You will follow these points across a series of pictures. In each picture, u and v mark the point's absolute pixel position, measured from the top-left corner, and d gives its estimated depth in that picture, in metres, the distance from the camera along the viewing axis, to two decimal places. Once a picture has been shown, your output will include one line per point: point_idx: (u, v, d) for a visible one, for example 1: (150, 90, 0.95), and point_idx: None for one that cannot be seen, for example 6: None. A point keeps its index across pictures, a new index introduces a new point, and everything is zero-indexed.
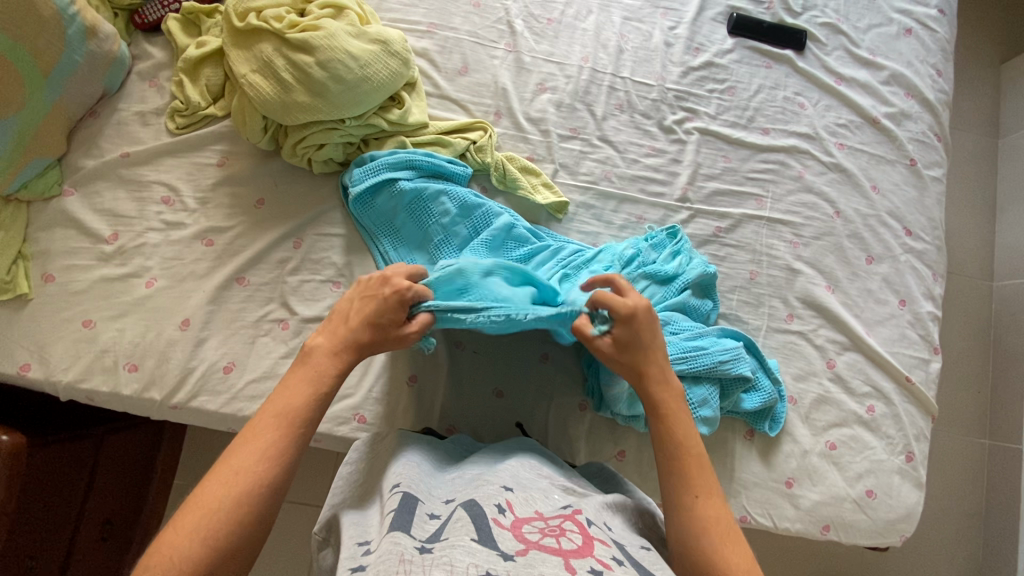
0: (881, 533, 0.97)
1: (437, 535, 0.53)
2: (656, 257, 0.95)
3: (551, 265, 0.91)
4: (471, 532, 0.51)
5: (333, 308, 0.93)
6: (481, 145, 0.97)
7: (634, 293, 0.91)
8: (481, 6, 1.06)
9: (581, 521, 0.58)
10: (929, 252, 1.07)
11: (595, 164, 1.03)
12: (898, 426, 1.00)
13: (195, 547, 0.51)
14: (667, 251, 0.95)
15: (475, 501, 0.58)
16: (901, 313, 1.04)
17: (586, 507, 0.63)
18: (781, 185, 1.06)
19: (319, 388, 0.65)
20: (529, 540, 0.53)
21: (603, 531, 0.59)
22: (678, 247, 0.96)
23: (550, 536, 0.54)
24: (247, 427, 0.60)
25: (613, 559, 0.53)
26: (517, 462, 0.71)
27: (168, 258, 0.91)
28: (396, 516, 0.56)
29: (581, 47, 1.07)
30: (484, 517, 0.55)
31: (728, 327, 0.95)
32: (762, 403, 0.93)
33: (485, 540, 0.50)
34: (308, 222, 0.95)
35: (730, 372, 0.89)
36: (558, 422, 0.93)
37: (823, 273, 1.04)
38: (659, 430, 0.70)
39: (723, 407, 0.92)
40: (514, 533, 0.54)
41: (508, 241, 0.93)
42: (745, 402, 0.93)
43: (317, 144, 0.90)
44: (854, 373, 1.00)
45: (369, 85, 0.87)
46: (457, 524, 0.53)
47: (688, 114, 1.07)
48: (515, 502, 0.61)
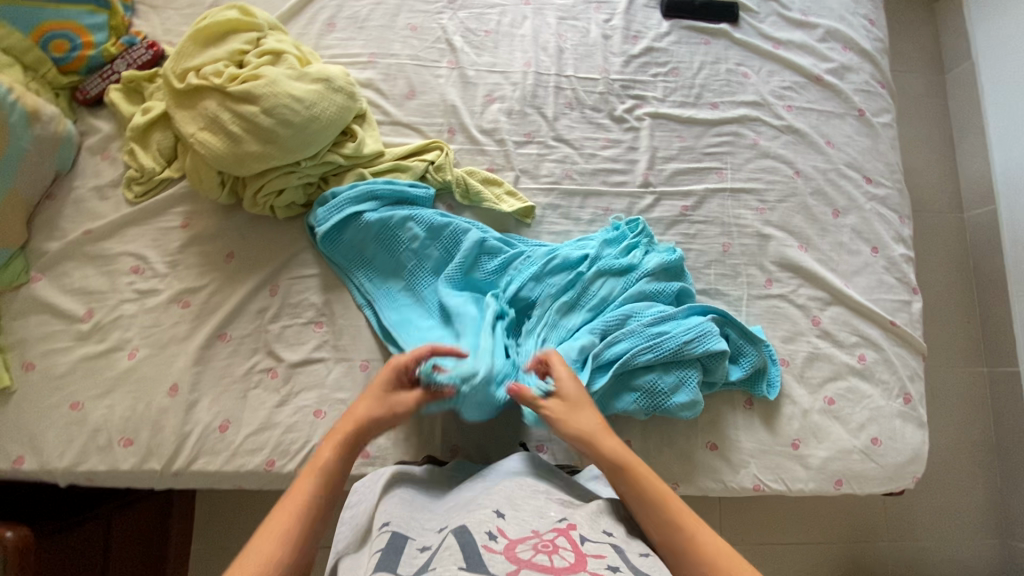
0: (893, 478, 0.98)
1: (425, 567, 0.53)
2: (613, 250, 0.95)
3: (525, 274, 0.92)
4: (459, 561, 0.52)
5: (319, 349, 0.93)
6: (440, 164, 0.98)
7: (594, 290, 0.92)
8: (417, 28, 1.07)
9: (574, 537, 0.59)
10: (892, 196, 1.09)
11: (554, 164, 1.04)
12: (891, 370, 1.01)
13: None
14: (625, 244, 0.96)
15: (466, 528, 0.58)
16: (875, 260, 1.05)
17: (580, 521, 0.63)
18: (739, 155, 1.08)
19: (330, 480, 0.67)
20: (520, 559, 0.53)
21: (598, 544, 0.59)
22: (637, 240, 0.96)
23: (543, 553, 0.55)
24: (276, 503, 0.64)
25: (606, 570, 0.54)
26: (514, 481, 0.71)
27: (147, 326, 0.91)
28: (385, 556, 0.56)
29: (522, 52, 1.08)
30: (474, 543, 0.55)
31: (695, 305, 0.94)
32: (748, 369, 0.95)
33: (473, 568, 0.51)
34: (281, 268, 0.95)
35: (697, 354, 0.88)
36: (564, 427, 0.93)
37: (793, 234, 1.05)
38: (632, 493, 0.69)
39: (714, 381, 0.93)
40: (508, 553, 0.54)
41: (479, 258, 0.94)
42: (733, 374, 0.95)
43: (277, 189, 0.91)
44: (840, 326, 1.02)
45: (319, 124, 0.88)
46: (446, 552, 0.53)
47: (637, 101, 1.09)
48: (509, 525, 0.60)
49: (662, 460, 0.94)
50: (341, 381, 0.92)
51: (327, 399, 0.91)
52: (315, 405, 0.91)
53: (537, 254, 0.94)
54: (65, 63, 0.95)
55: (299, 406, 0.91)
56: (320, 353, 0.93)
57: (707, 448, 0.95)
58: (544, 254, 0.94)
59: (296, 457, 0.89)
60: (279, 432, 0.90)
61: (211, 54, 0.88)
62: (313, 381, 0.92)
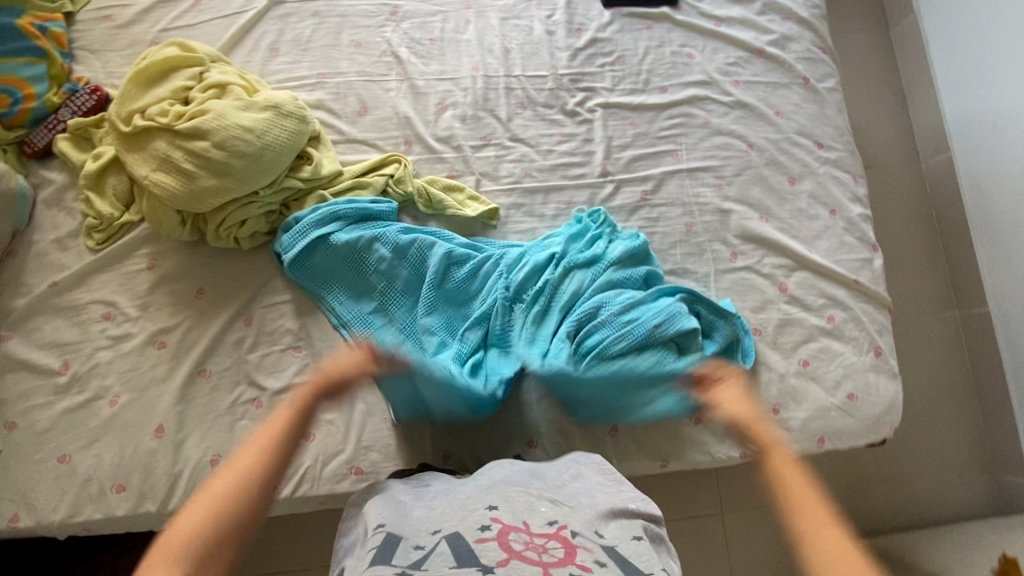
0: (872, 430, 1.01)
1: (418, 562, 0.56)
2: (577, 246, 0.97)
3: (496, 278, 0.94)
4: (450, 561, 0.55)
5: (301, 373, 0.94)
6: (400, 177, 0.99)
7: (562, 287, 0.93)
8: (362, 44, 1.08)
9: (565, 534, 0.61)
10: (843, 158, 1.12)
11: (513, 164, 1.05)
12: (860, 327, 1.04)
13: None
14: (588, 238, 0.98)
15: (459, 532, 0.60)
16: (834, 222, 1.08)
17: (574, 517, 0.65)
18: (693, 135, 1.10)
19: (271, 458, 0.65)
20: (512, 549, 0.57)
21: (590, 537, 0.62)
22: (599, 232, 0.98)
23: (533, 549, 0.58)
24: (202, 487, 0.61)
25: (596, 561, 0.57)
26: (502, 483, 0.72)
27: (125, 372, 0.91)
28: (380, 552, 0.57)
29: (469, 57, 1.09)
30: (466, 544, 0.58)
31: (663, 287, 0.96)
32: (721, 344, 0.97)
33: (466, 563, 0.55)
34: (254, 297, 0.95)
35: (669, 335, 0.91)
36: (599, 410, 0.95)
37: (752, 206, 1.08)
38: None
39: None
40: (501, 542, 0.58)
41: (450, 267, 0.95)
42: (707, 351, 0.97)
43: (239, 221, 0.91)
44: (807, 290, 1.04)
45: (272, 151, 0.88)
46: (439, 556, 0.56)
47: (587, 93, 1.10)
48: (501, 518, 0.62)
49: (648, 440, 0.97)
50: (326, 403, 0.93)
51: (314, 421, 0.92)
52: None
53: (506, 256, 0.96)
54: (9, 118, 0.95)
55: None
56: (303, 377, 0.94)
57: (692, 423, 0.98)
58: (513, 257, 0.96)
59: (290, 482, 0.90)
60: None
61: (156, 94, 0.88)
62: None
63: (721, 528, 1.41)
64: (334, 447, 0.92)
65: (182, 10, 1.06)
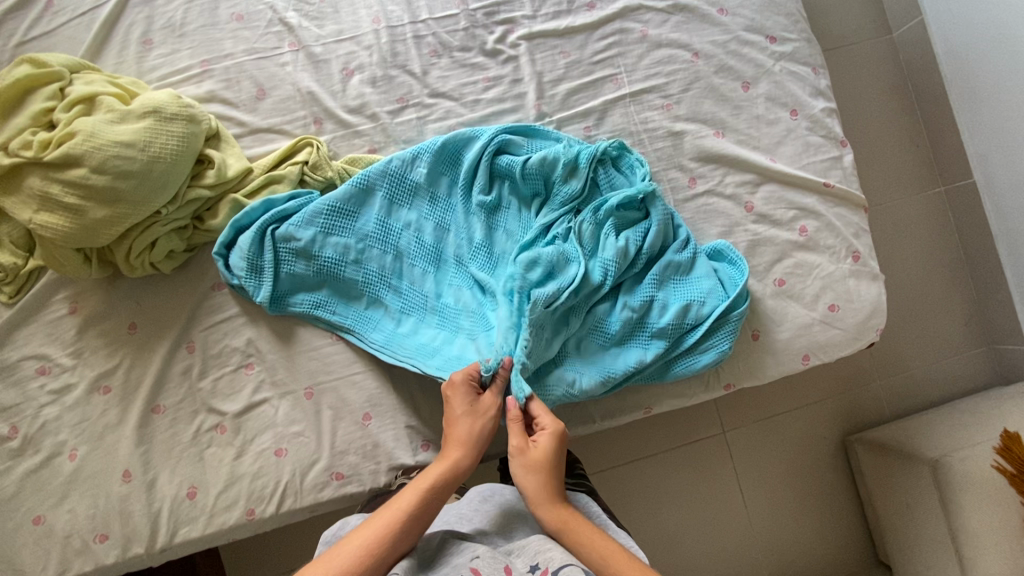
0: (857, 337, 0.98)
1: None
2: (471, 266, 0.89)
3: (423, 277, 0.90)
4: None
5: (259, 390, 0.90)
6: (315, 162, 0.90)
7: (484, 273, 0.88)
8: (243, 16, 0.94)
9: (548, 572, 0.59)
10: (800, 48, 1.00)
11: (438, 124, 0.95)
12: (835, 233, 0.98)
13: (355, 556, 0.62)
14: (476, 338, 0.86)
15: None
16: (797, 124, 0.99)
17: (556, 555, 0.62)
18: (631, 53, 0.98)
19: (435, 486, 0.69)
20: None
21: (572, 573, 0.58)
22: (436, 305, 0.90)
23: None
24: (337, 543, 0.64)
25: None
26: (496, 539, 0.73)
27: (77, 424, 0.87)
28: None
29: (367, 8, 0.96)
30: None
31: (478, 241, 0.89)
32: (621, 320, 0.88)
33: None
34: (192, 322, 0.89)
35: (498, 224, 0.91)
36: (627, 256, 0.88)
37: (706, 122, 0.98)
38: None
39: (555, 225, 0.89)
40: None
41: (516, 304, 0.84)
42: (602, 253, 0.88)
43: (148, 244, 0.82)
44: (774, 205, 0.97)
45: (164, 163, 0.79)
46: None
47: (507, 26, 0.97)
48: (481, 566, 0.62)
49: (629, 390, 0.95)
50: (291, 415, 0.90)
51: (284, 436, 0.89)
52: (275, 446, 0.89)
53: (415, 268, 0.90)
54: None
55: (258, 451, 0.89)
56: (261, 395, 0.90)
57: None
58: (424, 275, 0.90)
59: (273, 500, 0.88)
60: (248, 482, 0.88)
61: (13, 124, 0.76)
62: (263, 424, 0.90)
63: (723, 446, 1.42)
64: (310, 458, 0.89)
65: (31, 15, 0.91)
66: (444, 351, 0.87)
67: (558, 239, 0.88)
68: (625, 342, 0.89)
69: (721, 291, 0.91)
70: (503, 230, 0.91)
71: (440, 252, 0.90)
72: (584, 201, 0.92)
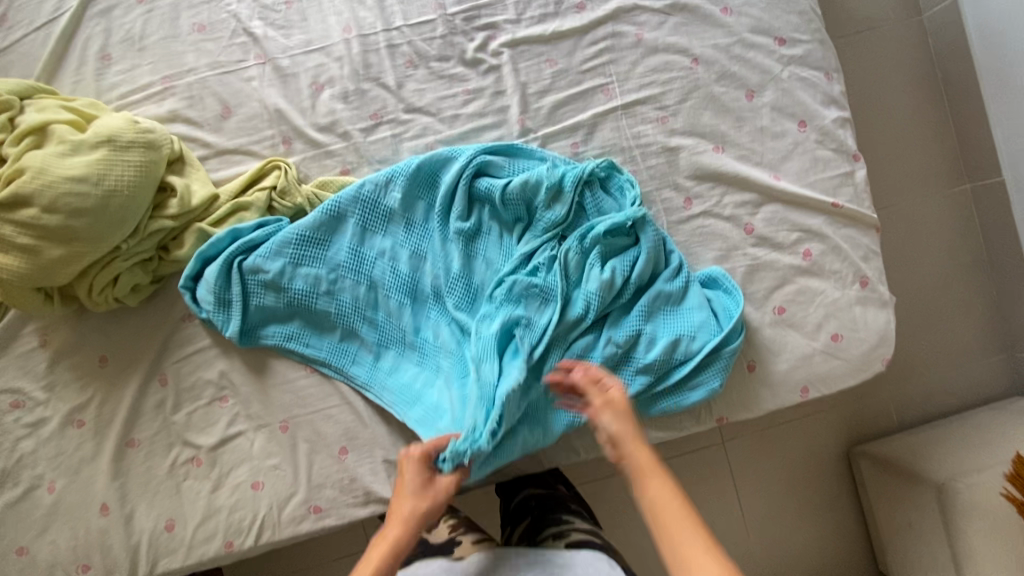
0: (862, 368, 0.91)
1: None
2: (447, 298, 0.85)
3: (397, 310, 0.86)
4: None
5: (234, 423, 0.88)
6: (283, 188, 0.85)
7: (460, 308, 0.84)
8: (205, 27, 0.88)
9: None
10: (813, 51, 0.91)
11: (414, 142, 0.89)
12: (842, 257, 0.91)
13: None
14: (450, 377, 0.83)
15: None
16: (805, 137, 0.91)
17: None
18: (624, 60, 0.90)
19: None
20: None
21: None
22: (413, 339, 0.86)
23: None
24: None
25: None
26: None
27: (53, 457, 0.86)
28: None
29: (337, 15, 0.89)
30: None
31: (455, 272, 0.84)
32: (603, 358, 0.83)
33: None
34: (163, 355, 0.87)
35: (476, 253, 0.86)
36: (613, 289, 0.83)
37: (705, 135, 0.90)
38: None
39: (536, 255, 0.84)
40: None
41: (485, 365, 0.79)
42: (587, 287, 0.82)
43: (110, 280, 0.79)
44: (777, 226, 0.90)
45: (121, 197, 0.75)
46: None
47: (488, 32, 0.90)
48: None
49: None
50: (267, 448, 0.88)
51: (261, 469, 0.88)
52: (251, 479, 0.88)
53: (389, 301, 0.86)
54: None
55: (235, 484, 0.88)
56: (236, 428, 0.88)
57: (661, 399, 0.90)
58: (399, 307, 0.86)
59: (251, 533, 0.86)
60: (226, 515, 0.87)
61: None
62: (239, 457, 0.88)
63: (722, 457, 1.39)
64: (287, 491, 0.88)
65: None
66: (421, 387, 0.85)
67: (540, 270, 0.83)
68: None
69: (713, 324, 0.85)
70: (482, 258, 0.85)
71: (415, 283, 0.86)
72: (568, 227, 0.85)
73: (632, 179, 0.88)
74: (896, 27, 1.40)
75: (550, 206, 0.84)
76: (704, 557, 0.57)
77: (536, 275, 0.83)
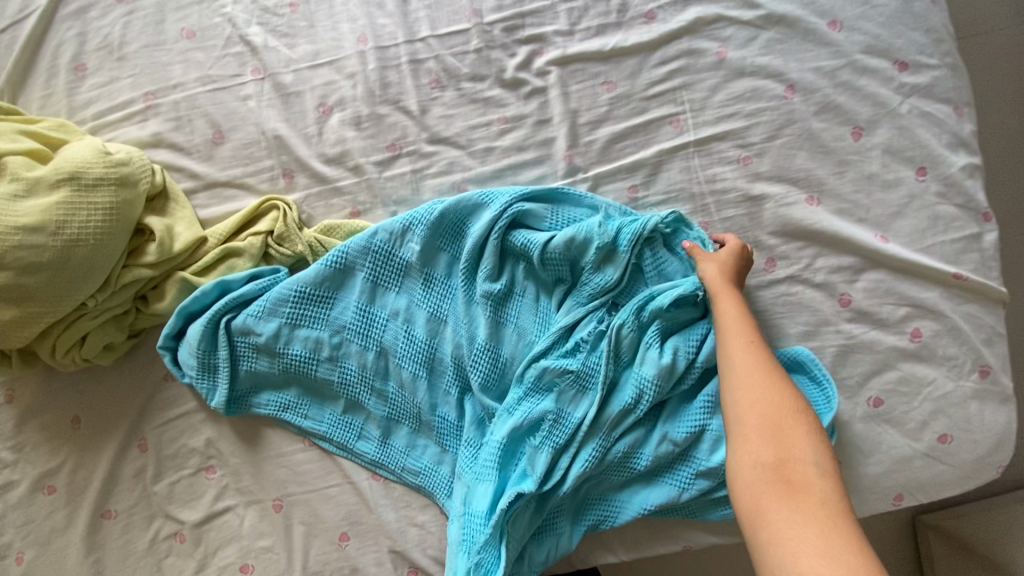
0: (972, 477, 0.74)
1: None
2: (468, 374, 0.70)
3: (407, 384, 0.72)
4: None
5: (223, 497, 0.76)
6: (282, 233, 0.72)
7: (481, 388, 0.70)
8: (196, 32, 0.74)
9: None
10: (943, 78, 0.72)
11: (438, 179, 0.74)
12: (959, 340, 0.73)
13: None
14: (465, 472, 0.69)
15: None
16: (924, 188, 0.72)
17: None
18: (700, 84, 0.73)
19: None
20: None
21: None
22: (428, 418, 0.72)
23: None
24: None
25: None
26: None
27: (21, 525, 0.76)
28: None
29: (350, 22, 0.74)
30: None
31: (478, 345, 0.69)
32: (654, 458, 0.68)
33: None
34: (143, 417, 0.75)
35: (504, 322, 0.71)
36: (674, 376, 0.67)
37: (797, 182, 0.73)
38: None
39: (579, 328, 0.69)
40: None
41: (482, 489, 0.67)
42: (641, 372, 0.67)
43: (76, 339, 0.67)
44: (880, 299, 0.73)
45: (83, 247, 0.63)
46: None
47: (533, 46, 0.73)
48: None
49: (665, 525, 0.74)
50: (258, 527, 0.76)
51: (251, 551, 0.76)
52: (240, 561, 0.76)
53: (398, 372, 0.72)
54: None
55: (222, 566, 0.76)
56: (225, 502, 0.76)
57: None
58: (409, 381, 0.71)
59: None
60: None
61: None
62: (228, 535, 0.77)
63: None
64: None
65: None
66: (434, 475, 0.73)
67: (582, 347, 0.68)
68: (654, 477, 0.70)
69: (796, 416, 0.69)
70: (512, 326, 0.71)
71: (430, 352, 0.71)
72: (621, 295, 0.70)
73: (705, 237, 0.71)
74: None
75: (599, 269, 0.68)
76: (754, 367, 0.56)
77: (576, 355, 0.68)
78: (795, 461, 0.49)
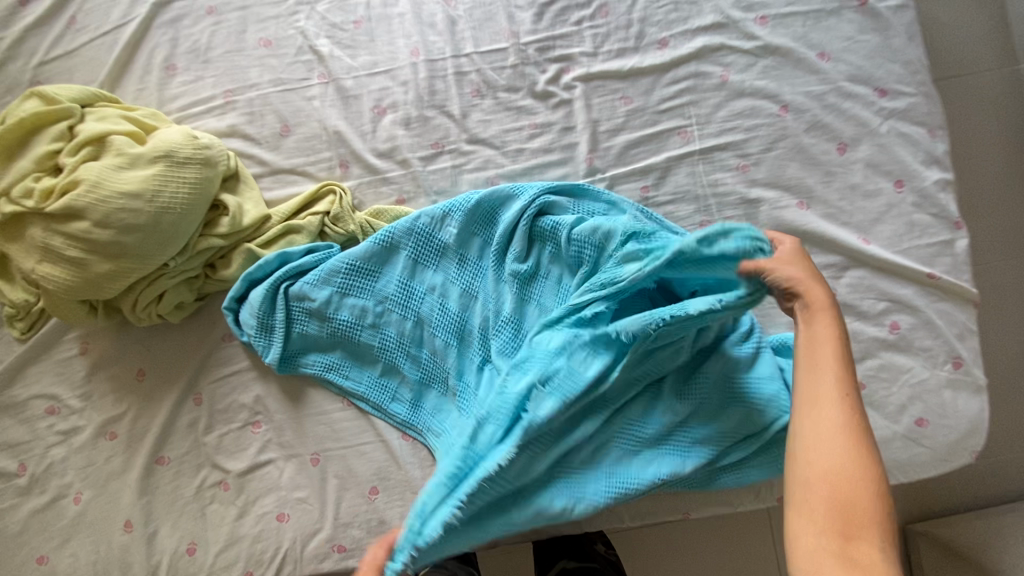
0: (947, 460, 0.82)
1: None
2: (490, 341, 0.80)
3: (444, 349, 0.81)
4: None
5: (265, 450, 0.84)
6: (337, 213, 0.82)
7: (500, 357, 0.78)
8: (272, 42, 0.86)
9: None
10: (917, 105, 0.83)
11: (474, 175, 0.84)
12: (934, 333, 0.82)
13: None
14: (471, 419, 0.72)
15: None
16: (901, 199, 0.82)
17: None
18: (706, 102, 0.84)
19: None
20: None
21: None
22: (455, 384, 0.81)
23: None
24: None
25: None
26: None
27: (82, 468, 0.84)
28: None
29: (406, 37, 0.86)
30: None
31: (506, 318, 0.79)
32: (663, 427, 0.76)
33: None
34: (201, 373, 0.84)
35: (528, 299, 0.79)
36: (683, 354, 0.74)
37: (789, 189, 0.83)
38: None
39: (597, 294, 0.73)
40: None
41: (488, 427, 0.70)
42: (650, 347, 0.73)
43: (155, 296, 0.77)
44: (862, 294, 0.82)
45: (173, 214, 0.73)
46: None
47: (562, 64, 0.85)
48: None
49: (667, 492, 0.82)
50: (295, 480, 0.84)
51: (287, 501, 0.84)
52: (277, 510, 0.84)
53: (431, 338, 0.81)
54: None
55: (260, 514, 0.84)
56: (267, 455, 0.84)
57: None
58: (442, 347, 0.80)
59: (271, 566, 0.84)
60: (248, 545, 0.83)
61: (17, 167, 0.70)
62: (267, 486, 0.84)
63: None
64: (312, 527, 0.83)
65: (56, 31, 0.87)
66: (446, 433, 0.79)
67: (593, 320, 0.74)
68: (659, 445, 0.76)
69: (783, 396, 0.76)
70: (536, 305, 0.80)
71: (460, 322, 0.81)
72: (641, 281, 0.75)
73: (758, 235, 0.61)
74: (1010, 59, 1.19)
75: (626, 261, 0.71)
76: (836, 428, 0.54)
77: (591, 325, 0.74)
78: (862, 540, 0.48)
